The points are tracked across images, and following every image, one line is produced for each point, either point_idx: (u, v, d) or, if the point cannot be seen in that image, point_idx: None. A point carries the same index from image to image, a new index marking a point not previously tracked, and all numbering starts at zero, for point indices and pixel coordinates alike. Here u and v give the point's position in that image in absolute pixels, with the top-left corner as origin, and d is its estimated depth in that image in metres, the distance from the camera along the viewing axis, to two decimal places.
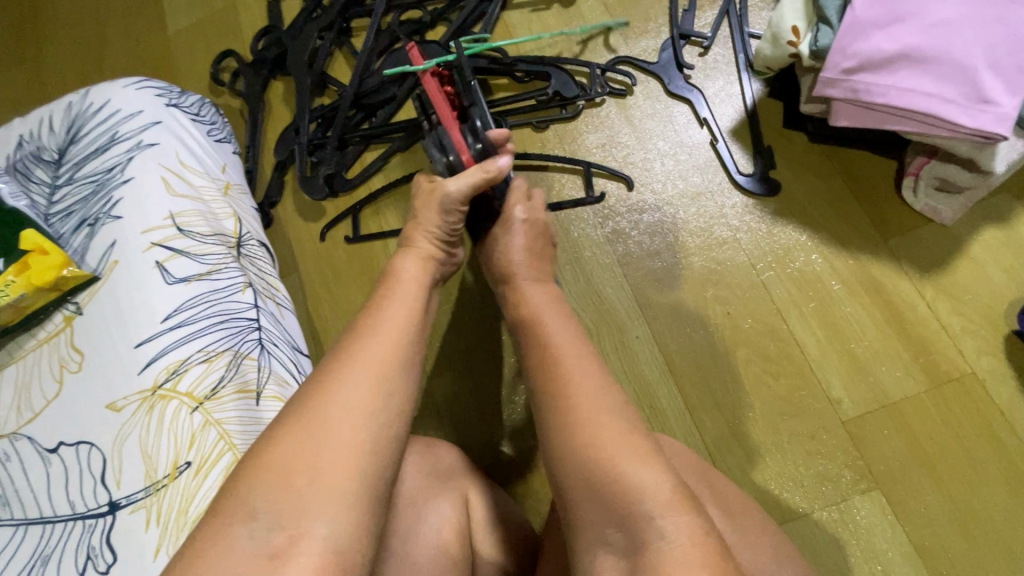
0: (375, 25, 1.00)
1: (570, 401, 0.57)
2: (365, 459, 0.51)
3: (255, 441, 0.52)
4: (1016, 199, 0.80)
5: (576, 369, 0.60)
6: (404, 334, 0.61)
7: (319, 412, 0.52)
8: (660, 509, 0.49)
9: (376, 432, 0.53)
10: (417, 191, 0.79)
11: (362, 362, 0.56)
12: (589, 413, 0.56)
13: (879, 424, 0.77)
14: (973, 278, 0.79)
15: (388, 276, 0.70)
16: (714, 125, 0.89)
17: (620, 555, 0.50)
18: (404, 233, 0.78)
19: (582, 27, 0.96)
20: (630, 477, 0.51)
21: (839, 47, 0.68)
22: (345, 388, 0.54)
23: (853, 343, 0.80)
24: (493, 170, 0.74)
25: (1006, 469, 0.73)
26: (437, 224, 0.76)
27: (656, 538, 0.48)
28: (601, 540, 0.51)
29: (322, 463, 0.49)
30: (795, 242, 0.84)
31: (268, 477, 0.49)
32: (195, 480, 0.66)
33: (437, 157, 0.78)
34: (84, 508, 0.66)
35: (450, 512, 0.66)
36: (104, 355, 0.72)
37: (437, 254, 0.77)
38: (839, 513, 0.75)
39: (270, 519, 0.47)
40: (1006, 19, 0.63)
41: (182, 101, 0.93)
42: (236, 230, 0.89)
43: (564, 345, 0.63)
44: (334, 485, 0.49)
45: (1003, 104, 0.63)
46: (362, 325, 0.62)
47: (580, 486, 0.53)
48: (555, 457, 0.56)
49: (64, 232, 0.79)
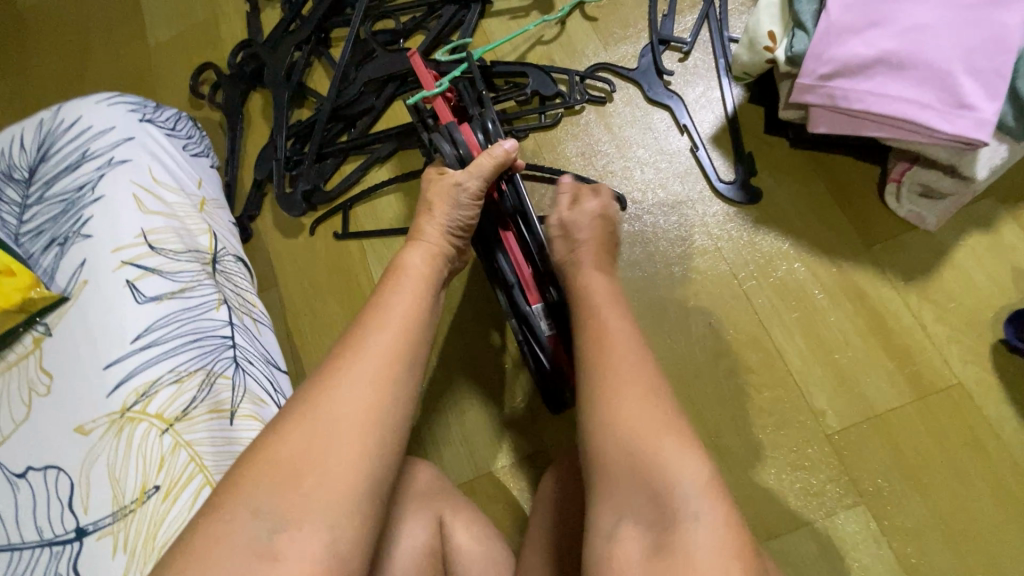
0: (352, 36, 0.99)
1: (618, 376, 0.56)
2: (370, 462, 0.49)
3: (260, 434, 0.51)
4: (1000, 204, 0.78)
5: (623, 345, 0.59)
6: (416, 331, 0.59)
7: (325, 409, 0.51)
8: (699, 491, 0.48)
9: (381, 434, 0.51)
10: (427, 181, 0.74)
11: (370, 358, 0.54)
12: (636, 390, 0.54)
13: (865, 437, 0.75)
14: (958, 286, 0.77)
15: (395, 270, 0.65)
16: (693, 132, 0.88)
17: (645, 529, 0.49)
18: (414, 221, 0.72)
19: (561, 8, 0.96)
20: (669, 456, 0.50)
21: (815, 52, 0.67)
22: (353, 384, 0.52)
23: (836, 353, 0.78)
24: (498, 152, 0.71)
25: (994, 482, 0.71)
26: (453, 218, 0.70)
27: (687, 516, 0.47)
28: (626, 509, 0.50)
29: (328, 462, 0.48)
30: (777, 250, 0.82)
31: (274, 472, 0.48)
32: (164, 505, 0.65)
33: (448, 149, 0.75)
34: (51, 535, 0.65)
35: (424, 534, 0.64)
36: (73, 377, 0.71)
37: (450, 250, 0.71)
38: (824, 529, 0.73)
39: (273, 515, 0.46)
40: (983, 23, 0.62)
41: (157, 116, 0.92)
42: (212, 246, 0.88)
43: (611, 318, 0.62)
44: (340, 486, 0.48)
45: (981, 109, 0.61)
46: (371, 320, 0.58)
47: (617, 457, 0.52)
48: (594, 425, 0.54)
49: (34, 252, 0.78)
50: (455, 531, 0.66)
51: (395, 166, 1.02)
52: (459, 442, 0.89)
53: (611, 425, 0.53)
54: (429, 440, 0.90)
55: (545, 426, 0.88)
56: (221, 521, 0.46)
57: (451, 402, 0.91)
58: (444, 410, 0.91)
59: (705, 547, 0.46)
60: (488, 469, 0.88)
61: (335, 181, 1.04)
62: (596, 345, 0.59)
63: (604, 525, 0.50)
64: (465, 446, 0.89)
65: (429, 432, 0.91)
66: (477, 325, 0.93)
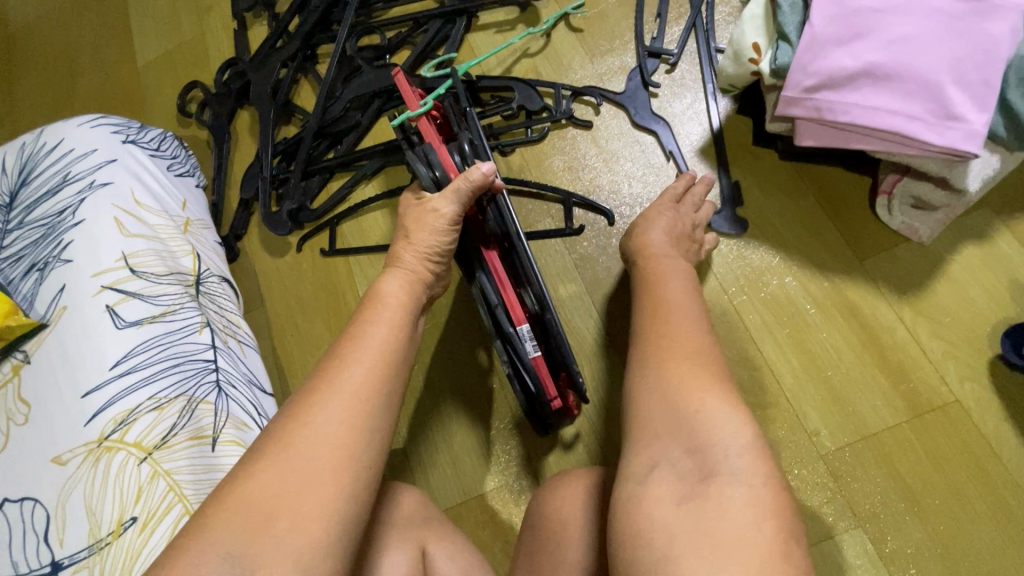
0: (337, 52, 0.98)
1: (667, 335, 0.56)
2: (343, 502, 0.48)
3: (230, 473, 0.50)
4: (995, 214, 0.76)
5: (678, 311, 0.59)
6: (392, 362, 0.57)
7: (297, 447, 0.49)
8: (740, 450, 0.47)
9: (356, 472, 0.50)
10: (404, 207, 0.74)
11: (344, 393, 0.53)
12: (681, 351, 0.54)
13: (860, 457, 0.73)
14: (952, 299, 0.75)
15: (370, 299, 0.64)
16: (679, 159, 0.87)
17: (679, 478, 0.48)
18: (393, 248, 0.71)
19: (547, 20, 0.96)
20: (712, 412, 0.49)
21: (799, 65, 0.66)
22: (327, 420, 0.51)
23: (829, 370, 0.76)
24: (476, 176, 0.68)
25: (994, 503, 0.69)
26: (429, 244, 0.69)
27: (724, 469, 0.46)
28: (663, 454, 0.49)
29: (301, 503, 0.47)
30: (767, 264, 0.81)
31: (245, 513, 0.46)
32: (141, 537, 0.63)
33: (423, 170, 0.73)
34: (26, 569, 0.63)
35: (407, 566, 0.62)
36: (51, 406, 0.70)
37: (428, 275, 0.70)
38: (820, 553, 0.71)
39: (241, 559, 0.45)
40: (969, 33, 0.60)
41: (141, 137, 0.91)
42: (195, 267, 0.87)
43: (672, 287, 0.63)
44: (312, 529, 0.46)
45: (970, 120, 0.60)
46: (345, 351, 0.57)
47: (658, 407, 0.51)
48: (640, 374, 0.54)
49: (13, 278, 0.77)
50: (440, 561, 0.64)
51: (383, 182, 1.01)
52: (447, 463, 0.88)
53: (657, 377, 0.53)
54: (417, 461, 0.89)
55: (534, 446, 0.86)
56: (190, 563, 0.44)
57: (439, 422, 0.90)
58: (433, 431, 0.90)
59: (737, 502, 0.44)
60: (476, 490, 0.86)
61: (321, 200, 1.04)
62: (653, 309, 0.60)
63: (638, 468, 0.50)
64: (453, 469, 0.88)
65: (416, 452, 0.89)
66: (464, 344, 0.92)
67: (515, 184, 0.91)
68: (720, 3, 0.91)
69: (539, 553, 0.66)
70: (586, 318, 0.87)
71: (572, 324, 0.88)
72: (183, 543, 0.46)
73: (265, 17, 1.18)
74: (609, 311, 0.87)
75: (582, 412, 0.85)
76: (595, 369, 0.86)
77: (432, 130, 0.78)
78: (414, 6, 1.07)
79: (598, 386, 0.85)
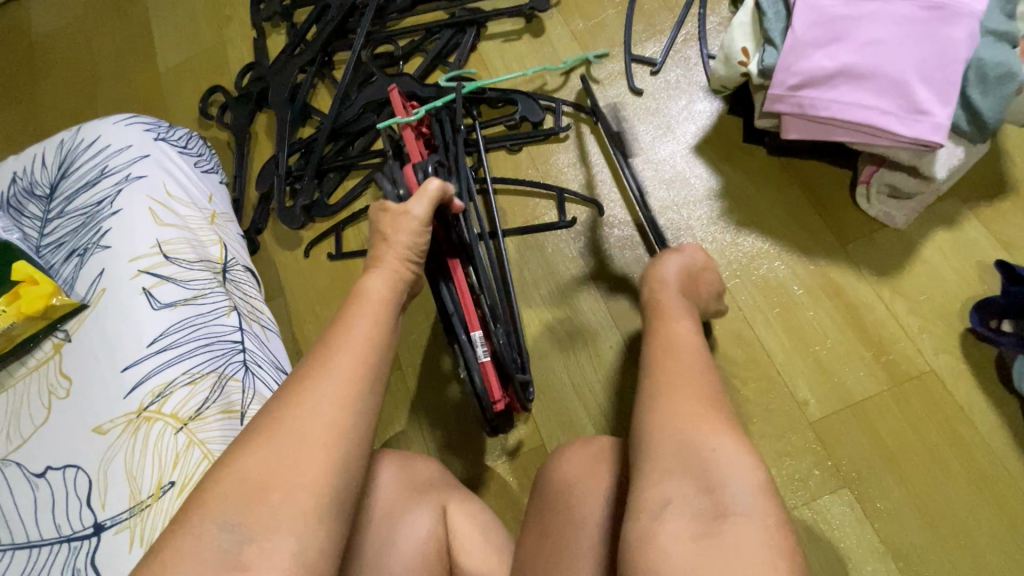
0: (353, 59, 1.05)
1: (682, 376, 0.55)
2: (336, 477, 0.49)
3: (228, 448, 0.51)
4: (963, 203, 0.84)
5: (687, 349, 0.58)
6: (380, 349, 0.57)
7: (290, 427, 0.50)
8: (752, 492, 0.47)
9: (347, 450, 0.50)
10: (373, 217, 0.71)
11: (334, 378, 0.53)
12: (696, 391, 0.54)
13: (845, 424, 0.79)
14: (927, 279, 0.82)
15: (352, 296, 0.62)
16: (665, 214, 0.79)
17: (693, 515, 0.47)
18: (371, 251, 0.69)
19: (565, 61, 1.01)
20: (726, 456, 0.49)
21: (784, 66, 0.74)
22: (316, 404, 0.51)
23: (816, 346, 0.83)
24: (431, 188, 0.70)
25: (967, 463, 0.75)
26: (408, 243, 0.68)
27: (737, 509, 0.47)
28: (677, 493, 0.48)
29: (299, 478, 0.48)
30: (757, 250, 0.88)
31: (242, 487, 0.47)
32: (179, 499, 0.67)
33: (388, 187, 0.75)
34: (70, 530, 0.68)
35: (429, 525, 0.67)
36: (93, 381, 0.74)
37: (410, 274, 0.68)
38: (811, 513, 0.77)
39: (240, 527, 0.46)
40: (932, 37, 0.68)
41: (170, 135, 0.97)
42: (222, 256, 0.92)
43: (676, 325, 0.62)
44: (308, 500, 0.47)
45: (935, 114, 0.68)
46: (333, 338, 0.56)
47: (668, 447, 0.50)
48: (654, 413, 0.53)
49: (55, 263, 0.82)
50: (458, 520, 0.69)
51: None
52: (459, 440, 0.93)
53: (672, 425, 0.51)
54: (429, 439, 0.94)
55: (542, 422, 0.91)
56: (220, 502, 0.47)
57: (451, 404, 0.95)
58: (445, 411, 0.95)
59: (751, 543, 0.45)
60: (487, 465, 0.91)
61: (337, 196, 1.09)
62: (664, 344, 0.59)
63: (650, 503, 0.48)
64: (464, 446, 0.92)
65: (429, 431, 0.94)
66: None
67: (510, 182, 0.99)
68: (711, 14, 1.00)
69: (548, 515, 0.66)
70: (591, 302, 0.94)
71: (577, 308, 0.94)
72: (215, 478, 0.48)
73: (283, 26, 1.25)
74: (612, 295, 0.93)
75: (589, 389, 0.90)
76: (599, 350, 0.92)
77: (414, 144, 0.84)
78: (427, 16, 1.14)
79: (601, 365, 0.91)
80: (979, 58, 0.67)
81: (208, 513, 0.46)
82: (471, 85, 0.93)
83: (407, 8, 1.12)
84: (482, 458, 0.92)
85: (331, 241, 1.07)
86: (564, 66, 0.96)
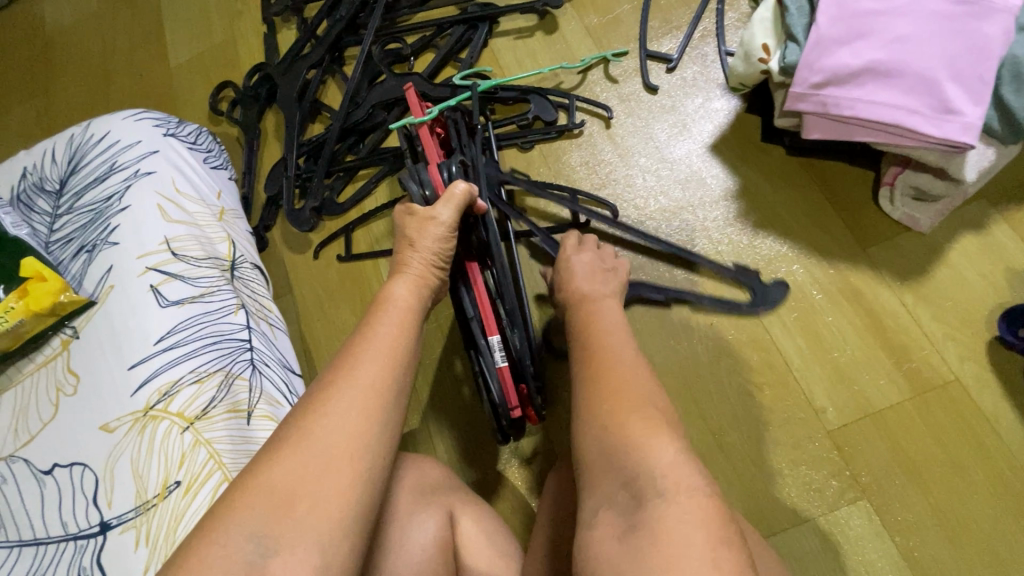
0: (363, 54, 1.03)
1: (608, 375, 0.56)
2: (360, 487, 0.48)
3: (248, 463, 0.50)
4: (991, 206, 0.81)
5: (616, 353, 0.59)
6: (403, 360, 0.56)
7: (312, 438, 0.49)
8: (665, 469, 0.46)
9: (370, 462, 0.49)
10: (399, 220, 0.71)
11: (356, 387, 0.52)
12: (619, 390, 0.54)
13: (864, 432, 0.78)
14: (952, 285, 0.80)
15: (375, 304, 0.61)
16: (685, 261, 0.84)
17: (620, 511, 0.47)
18: (395, 256, 0.68)
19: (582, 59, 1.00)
20: (637, 439, 0.49)
21: (806, 63, 0.72)
22: (339, 415, 0.50)
23: (835, 351, 0.81)
24: (457, 193, 0.69)
25: (991, 474, 0.73)
26: (437, 251, 0.67)
27: (654, 492, 0.45)
28: (607, 494, 0.49)
29: (318, 491, 0.46)
30: (776, 253, 0.86)
31: (269, 497, 0.46)
32: (185, 500, 0.66)
33: (414, 189, 0.76)
34: (76, 529, 0.68)
35: (438, 529, 0.66)
36: (100, 381, 0.74)
37: (433, 281, 0.67)
38: (827, 522, 0.76)
39: (267, 539, 0.45)
40: (965, 33, 0.66)
41: (180, 130, 0.96)
42: (230, 253, 0.91)
43: (603, 306, 0.69)
44: (331, 512, 0.46)
45: (967, 114, 0.66)
46: (350, 350, 0.55)
47: (595, 452, 0.51)
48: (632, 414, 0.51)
49: (64, 258, 0.82)
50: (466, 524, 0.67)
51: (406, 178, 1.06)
52: (470, 441, 0.92)
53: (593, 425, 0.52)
54: (438, 442, 0.93)
55: (555, 424, 0.89)
56: (242, 502, 0.46)
57: (461, 405, 0.94)
58: (455, 413, 0.94)
59: (671, 524, 0.43)
60: (498, 466, 0.90)
61: (346, 195, 1.08)
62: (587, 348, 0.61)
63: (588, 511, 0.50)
64: (473, 449, 0.91)
65: (438, 432, 0.93)
66: None
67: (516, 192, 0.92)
68: (729, 10, 0.97)
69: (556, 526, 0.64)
70: None
71: None
72: (235, 492, 0.47)
73: (294, 21, 1.24)
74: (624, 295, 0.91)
75: None
76: None
77: (431, 142, 0.83)
78: (438, 12, 1.13)
79: None
80: (1014, 55, 0.65)
81: (235, 515, 0.45)
82: (487, 82, 0.92)
83: (419, 3, 1.11)
84: (494, 459, 0.91)
85: (342, 238, 1.06)
86: (580, 65, 0.95)
